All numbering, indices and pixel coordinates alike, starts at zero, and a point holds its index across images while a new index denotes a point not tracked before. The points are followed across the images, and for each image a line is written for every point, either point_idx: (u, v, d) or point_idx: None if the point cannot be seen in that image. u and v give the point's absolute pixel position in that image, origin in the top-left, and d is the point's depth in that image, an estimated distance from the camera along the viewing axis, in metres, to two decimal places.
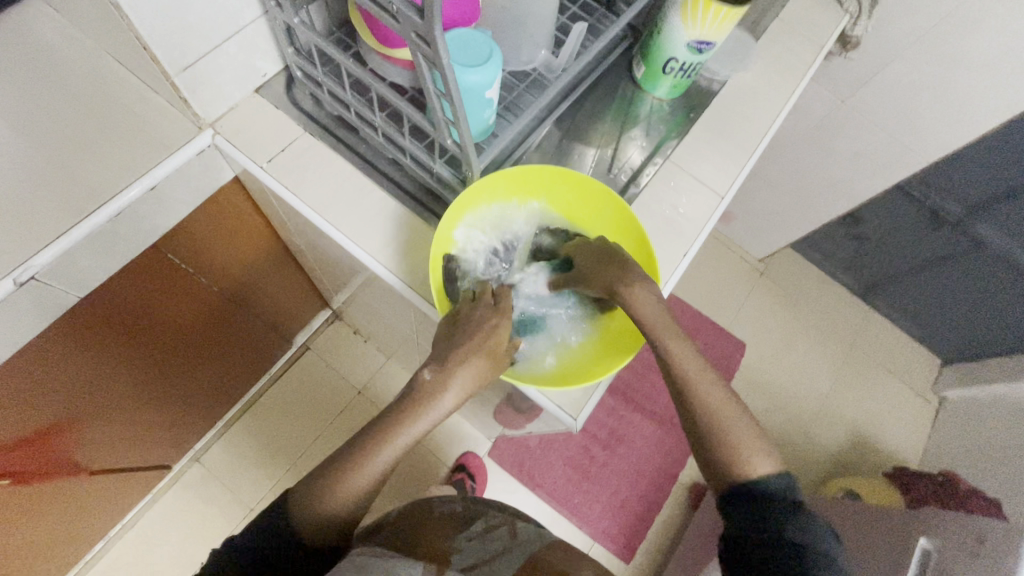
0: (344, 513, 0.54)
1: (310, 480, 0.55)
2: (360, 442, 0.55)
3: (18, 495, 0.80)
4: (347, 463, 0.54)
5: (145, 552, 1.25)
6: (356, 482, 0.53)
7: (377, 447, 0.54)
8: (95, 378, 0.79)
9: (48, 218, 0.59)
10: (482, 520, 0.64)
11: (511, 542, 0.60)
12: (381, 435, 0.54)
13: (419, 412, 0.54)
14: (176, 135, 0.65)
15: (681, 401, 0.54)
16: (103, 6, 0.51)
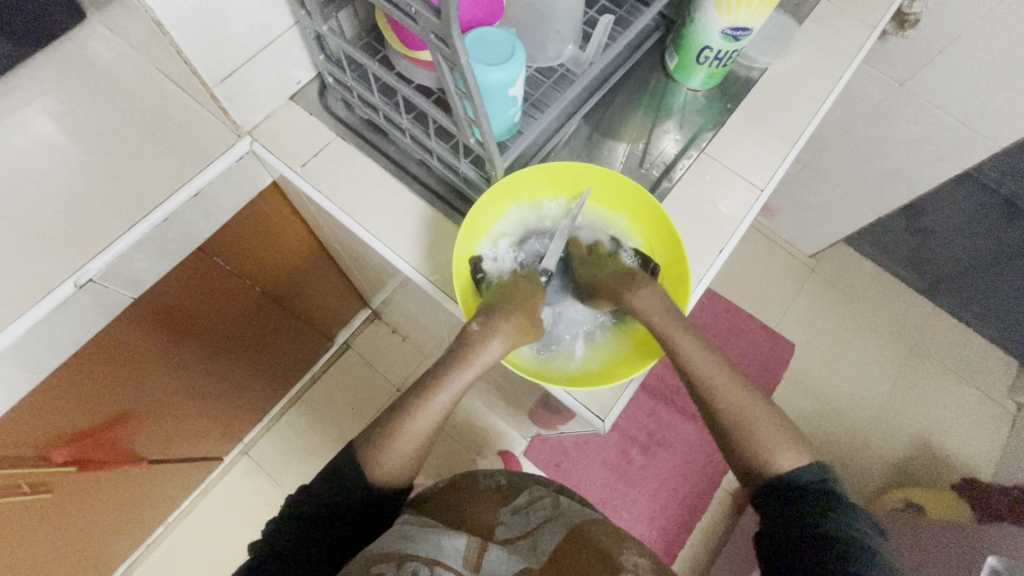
0: (403, 462, 0.55)
1: (364, 436, 0.56)
2: (417, 391, 0.57)
3: (83, 481, 0.86)
4: (408, 406, 0.56)
5: (200, 538, 1.32)
6: (415, 424, 0.55)
7: (429, 399, 0.56)
8: (150, 372, 0.85)
9: (102, 224, 0.63)
10: (526, 492, 0.60)
11: (556, 517, 0.57)
12: (429, 389, 0.57)
13: (470, 363, 0.57)
14: (217, 143, 0.68)
15: (693, 384, 0.57)
16: (147, 25, 0.54)
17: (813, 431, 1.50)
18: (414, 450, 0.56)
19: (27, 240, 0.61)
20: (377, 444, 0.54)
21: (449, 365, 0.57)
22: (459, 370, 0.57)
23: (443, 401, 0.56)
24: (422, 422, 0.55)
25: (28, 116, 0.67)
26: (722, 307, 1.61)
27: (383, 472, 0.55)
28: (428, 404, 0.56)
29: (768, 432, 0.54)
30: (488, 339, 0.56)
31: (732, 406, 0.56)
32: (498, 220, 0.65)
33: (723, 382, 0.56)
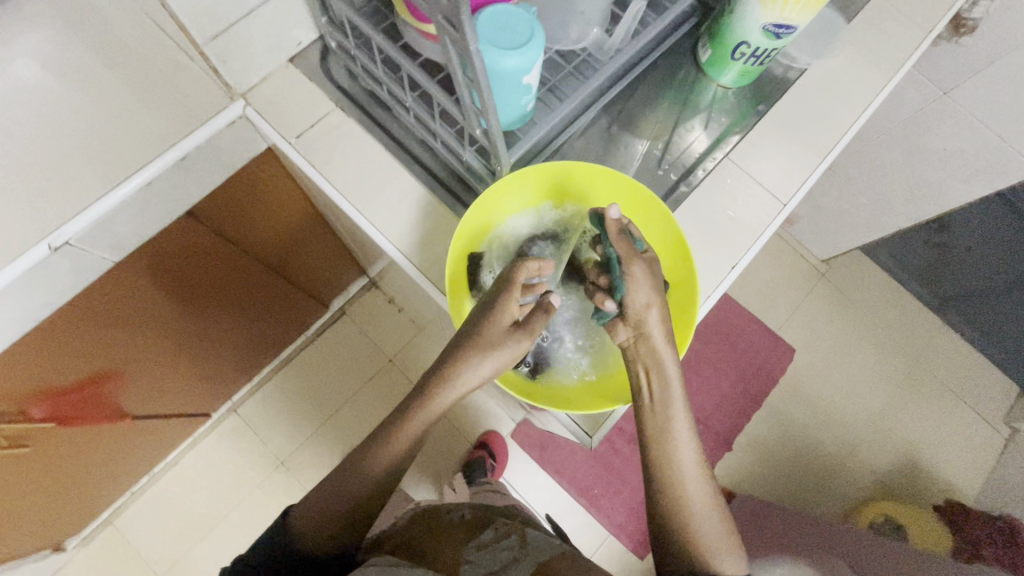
0: (349, 514, 0.56)
1: (316, 488, 0.58)
2: (369, 445, 0.57)
3: (67, 435, 0.87)
4: (360, 461, 0.57)
5: (185, 489, 1.34)
6: (365, 477, 0.56)
7: (378, 444, 0.57)
8: (134, 334, 0.83)
9: (83, 183, 0.59)
10: (491, 531, 0.61)
11: (522, 555, 0.56)
12: (381, 442, 0.56)
13: (419, 407, 0.56)
14: (207, 103, 0.64)
15: (645, 429, 0.52)
16: None
17: (802, 436, 1.50)
18: (364, 497, 0.56)
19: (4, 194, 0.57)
20: (327, 492, 0.56)
21: (398, 417, 0.57)
22: (409, 423, 0.56)
23: (392, 451, 0.56)
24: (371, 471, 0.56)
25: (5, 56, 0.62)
26: (726, 306, 1.58)
27: (331, 518, 0.55)
28: (379, 455, 0.56)
29: (701, 489, 0.51)
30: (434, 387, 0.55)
31: (682, 460, 0.51)
32: (511, 208, 0.60)
33: (682, 433, 0.52)
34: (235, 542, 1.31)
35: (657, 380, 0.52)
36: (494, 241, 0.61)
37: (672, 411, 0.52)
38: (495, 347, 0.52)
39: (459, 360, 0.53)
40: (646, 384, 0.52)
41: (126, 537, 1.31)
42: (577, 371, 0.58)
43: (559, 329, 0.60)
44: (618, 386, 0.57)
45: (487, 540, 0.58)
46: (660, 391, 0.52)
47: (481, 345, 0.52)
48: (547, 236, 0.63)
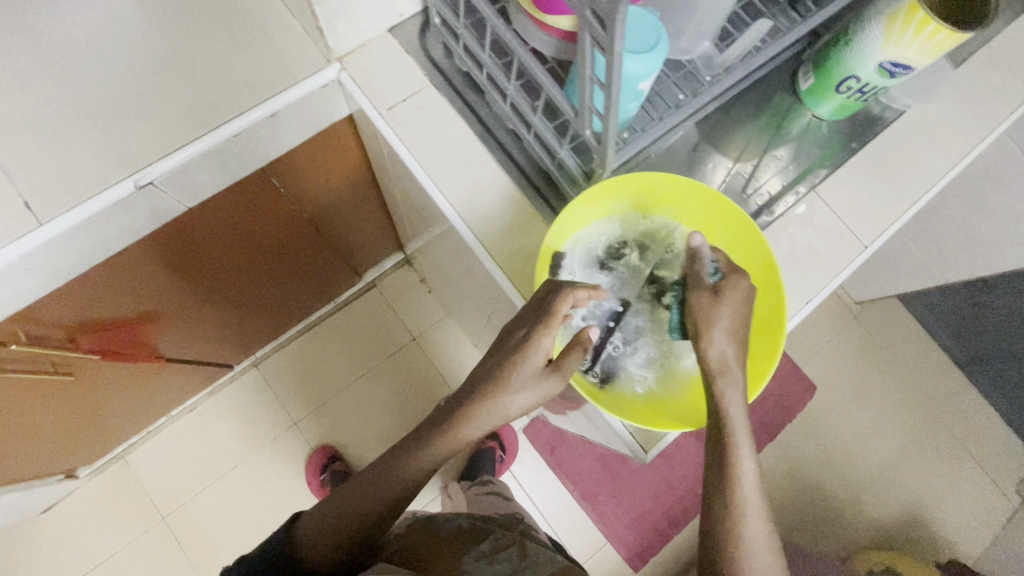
0: (356, 532, 0.56)
1: (323, 502, 0.59)
2: (381, 467, 0.58)
3: (106, 368, 0.88)
4: (372, 482, 0.57)
5: (199, 435, 1.36)
6: (378, 498, 0.56)
7: (390, 467, 0.57)
8: (186, 279, 0.83)
9: (175, 127, 0.59)
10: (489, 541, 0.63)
11: (522, 569, 0.58)
12: (396, 466, 0.57)
13: (440, 439, 0.55)
14: (303, 63, 0.63)
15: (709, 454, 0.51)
16: None
17: (810, 476, 1.49)
18: (373, 516, 0.56)
19: (99, 128, 0.58)
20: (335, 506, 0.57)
21: (414, 442, 0.57)
22: (426, 452, 0.56)
23: (408, 478, 0.56)
24: (384, 489, 0.57)
25: None
26: None
27: (337, 534, 0.56)
28: (393, 479, 0.56)
29: (760, 530, 0.49)
30: (458, 422, 0.55)
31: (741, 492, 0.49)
32: (606, 209, 0.59)
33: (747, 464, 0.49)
34: (239, 494, 1.34)
35: (729, 412, 0.49)
36: (583, 238, 0.60)
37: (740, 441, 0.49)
38: (527, 388, 0.53)
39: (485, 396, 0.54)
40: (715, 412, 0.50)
41: (135, 474, 1.33)
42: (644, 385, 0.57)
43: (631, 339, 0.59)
44: (684, 409, 0.55)
45: (486, 551, 0.60)
46: (727, 420, 0.49)
47: (514, 377, 0.53)
48: (635, 245, 0.61)
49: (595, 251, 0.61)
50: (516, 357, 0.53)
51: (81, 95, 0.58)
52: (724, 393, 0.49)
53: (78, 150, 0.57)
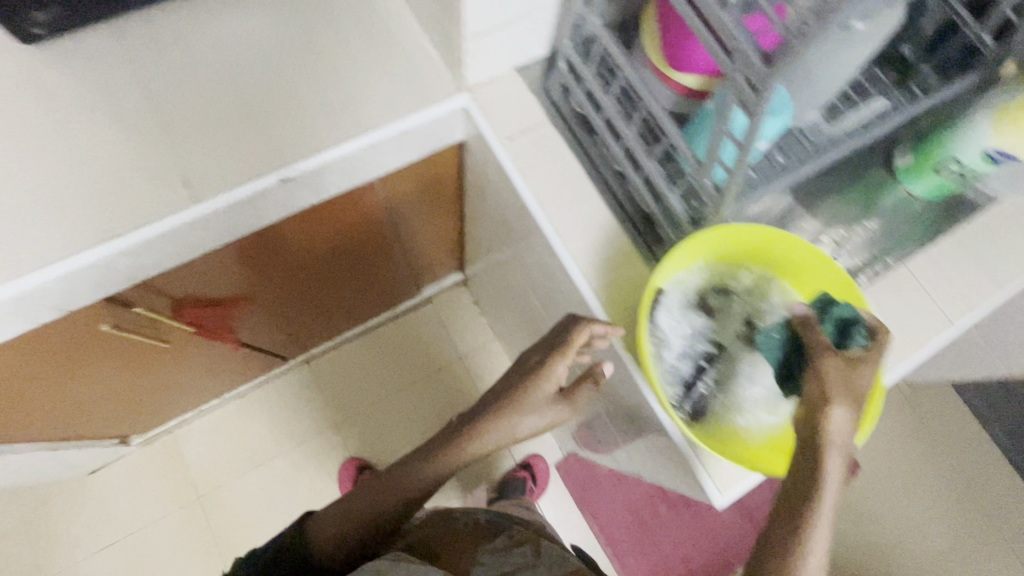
0: (367, 527, 0.60)
1: (334, 502, 0.63)
2: (395, 472, 0.64)
3: (194, 341, 0.94)
4: (385, 483, 0.62)
5: (245, 421, 1.41)
6: (391, 498, 0.61)
7: (406, 471, 0.63)
8: (283, 270, 0.89)
9: (320, 133, 0.65)
10: (505, 536, 0.64)
11: (534, 564, 0.59)
12: (409, 469, 0.63)
13: (455, 448, 0.63)
14: (437, 89, 0.68)
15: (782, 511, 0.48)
16: None
17: (845, 557, 1.44)
18: (383, 515, 0.61)
19: (255, 125, 0.64)
20: (347, 504, 0.62)
21: (429, 449, 0.64)
22: (439, 459, 0.63)
23: (423, 480, 0.62)
24: (398, 490, 0.62)
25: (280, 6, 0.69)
26: None
27: (348, 529, 0.60)
28: (408, 482, 0.62)
29: None
30: (470, 433, 0.64)
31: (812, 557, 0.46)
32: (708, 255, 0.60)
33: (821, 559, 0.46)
34: (275, 484, 1.37)
35: (826, 475, 0.47)
36: (681, 280, 0.61)
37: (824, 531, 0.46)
38: (536, 411, 0.64)
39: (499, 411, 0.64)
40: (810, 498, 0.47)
41: (181, 449, 1.38)
42: (734, 428, 0.57)
43: (720, 382, 0.60)
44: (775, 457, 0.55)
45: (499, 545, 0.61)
46: (818, 498, 0.47)
47: (527, 400, 0.64)
48: (727, 291, 0.62)
49: (690, 294, 0.61)
50: (531, 382, 0.64)
51: (243, 94, 0.65)
52: (830, 459, 0.47)
53: (236, 143, 0.64)
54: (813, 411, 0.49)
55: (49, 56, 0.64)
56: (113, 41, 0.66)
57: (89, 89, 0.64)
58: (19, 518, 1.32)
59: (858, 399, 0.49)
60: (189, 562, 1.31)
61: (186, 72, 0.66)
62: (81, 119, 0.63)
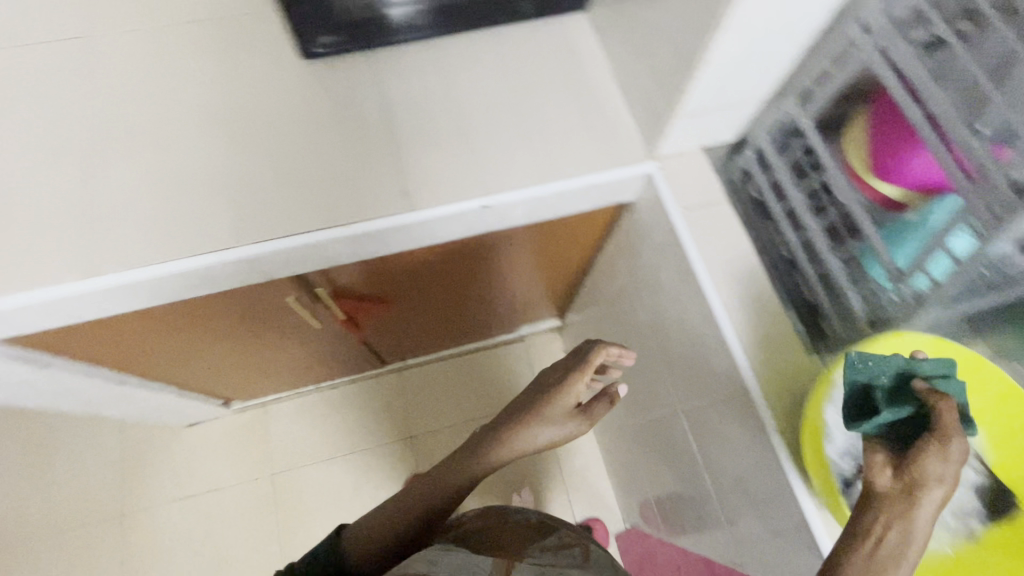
0: (398, 534, 0.61)
1: (368, 512, 0.64)
2: (422, 483, 0.65)
3: (332, 329, 1.03)
4: (415, 492, 0.64)
5: (329, 413, 1.49)
6: (420, 505, 0.63)
7: (434, 479, 0.64)
8: (429, 286, 0.97)
9: (520, 175, 0.73)
10: (556, 536, 0.59)
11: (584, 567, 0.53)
12: (435, 478, 0.64)
13: (478, 454, 0.64)
14: (629, 155, 0.75)
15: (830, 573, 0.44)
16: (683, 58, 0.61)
17: None
18: (412, 522, 0.62)
19: (468, 159, 0.73)
20: (379, 513, 0.63)
21: (453, 458, 0.66)
22: (463, 464, 0.64)
23: (449, 486, 0.63)
24: (430, 496, 0.63)
25: (505, 59, 0.79)
26: None
27: (381, 538, 0.61)
28: (437, 488, 0.64)
29: None
30: (493, 439, 0.65)
31: None
32: None
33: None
34: (341, 480, 1.43)
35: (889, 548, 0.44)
36: None
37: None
38: (557, 422, 0.65)
39: (517, 421, 0.65)
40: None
41: (268, 426, 1.47)
42: None
43: None
44: None
45: (549, 543, 0.57)
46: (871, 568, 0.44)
47: (546, 411, 0.65)
48: None
49: None
50: (552, 393, 0.66)
51: (464, 130, 0.75)
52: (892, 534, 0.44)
53: (447, 171, 0.73)
54: (908, 486, 0.45)
55: (317, 68, 0.76)
56: (364, 62, 0.77)
57: (342, 102, 0.75)
58: (118, 451, 1.44)
59: (944, 482, 0.45)
60: (250, 532, 1.39)
61: (421, 102, 0.76)
62: (332, 125, 0.73)
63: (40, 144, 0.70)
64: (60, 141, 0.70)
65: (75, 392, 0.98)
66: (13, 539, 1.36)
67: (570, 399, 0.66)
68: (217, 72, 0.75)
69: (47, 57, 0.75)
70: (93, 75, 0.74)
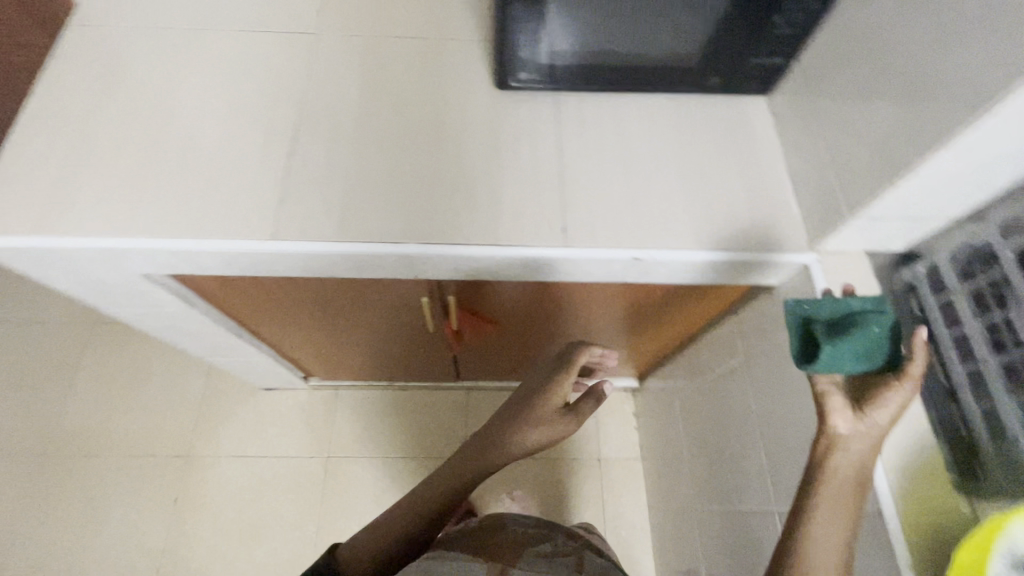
0: (395, 543, 0.66)
1: (360, 530, 0.69)
2: (418, 495, 0.70)
3: (437, 338, 1.07)
4: (411, 502, 0.69)
5: (394, 412, 1.52)
6: (417, 515, 0.68)
7: (429, 492, 0.70)
8: (542, 320, 0.99)
9: (679, 238, 0.74)
10: (550, 544, 0.64)
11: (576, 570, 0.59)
12: (431, 489, 0.70)
13: (477, 461, 0.69)
14: (790, 243, 0.74)
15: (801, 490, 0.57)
16: (888, 164, 0.60)
17: None
18: (407, 532, 0.67)
19: (630, 211, 0.75)
20: (374, 529, 0.68)
21: (449, 468, 0.71)
22: (461, 471, 0.70)
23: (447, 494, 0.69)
24: (425, 506, 0.69)
25: (680, 127, 0.82)
26: None
27: (382, 545, 0.66)
28: (434, 496, 0.69)
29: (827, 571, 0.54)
30: (491, 446, 0.70)
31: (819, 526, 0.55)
32: None
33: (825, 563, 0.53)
34: (391, 481, 1.44)
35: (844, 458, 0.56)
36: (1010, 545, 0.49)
37: (821, 528, 0.54)
38: (547, 422, 0.69)
39: (511, 425, 0.70)
40: (813, 500, 0.56)
41: (336, 409, 1.52)
42: None
43: None
44: None
45: (544, 549, 0.62)
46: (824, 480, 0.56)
47: (537, 414, 0.70)
48: None
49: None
50: (542, 394, 0.71)
51: (630, 183, 0.77)
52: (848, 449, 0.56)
53: (608, 218, 0.75)
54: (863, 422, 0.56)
55: (507, 101, 0.82)
56: (548, 104, 0.82)
57: (523, 135, 0.80)
58: (199, 396, 1.52)
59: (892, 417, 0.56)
60: (295, 507, 1.42)
61: (594, 150, 0.80)
62: (509, 154, 0.79)
63: (260, 115, 0.79)
64: (277, 116, 0.78)
65: (199, 336, 1.05)
66: (90, 453, 1.45)
67: (558, 397, 0.71)
68: (420, 86, 0.83)
69: (279, 42, 0.85)
70: (315, 66, 0.83)
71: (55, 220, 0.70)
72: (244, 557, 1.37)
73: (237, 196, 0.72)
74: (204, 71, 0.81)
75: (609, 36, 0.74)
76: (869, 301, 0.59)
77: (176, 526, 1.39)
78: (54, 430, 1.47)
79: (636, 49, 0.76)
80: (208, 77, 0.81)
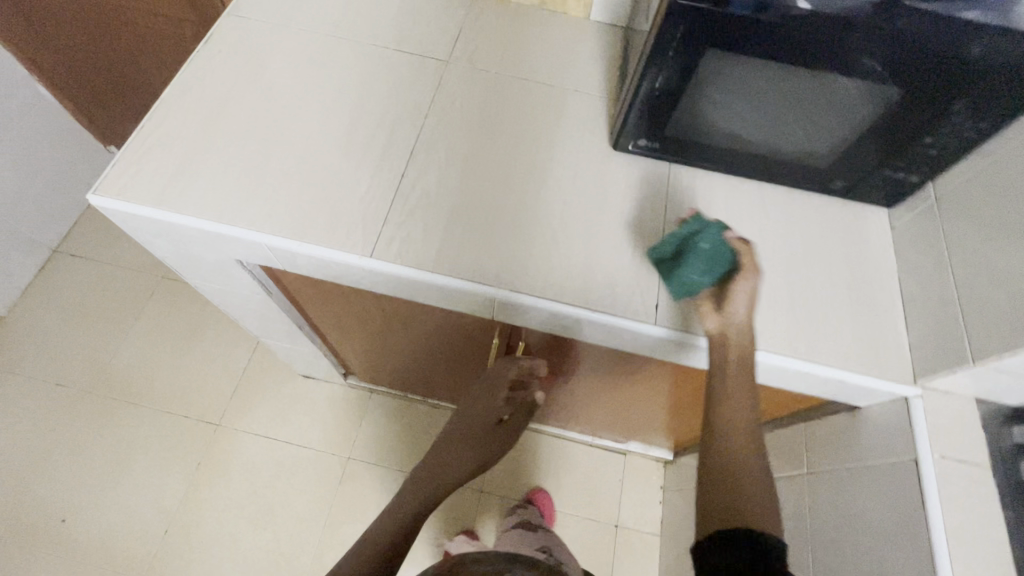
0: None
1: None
2: (379, 526, 0.74)
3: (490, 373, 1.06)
4: (374, 533, 0.73)
5: (422, 427, 1.52)
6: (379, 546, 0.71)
7: (388, 525, 0.74)
8: (602, 381, 0.97)
9: (773, 338, 0.71)
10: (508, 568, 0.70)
11: None
12: (391, 518, 0.75)
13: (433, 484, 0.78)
14: (893, 369, 0.70)
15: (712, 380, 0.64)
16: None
17: None
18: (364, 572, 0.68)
19: None
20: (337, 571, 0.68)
21: (408, 492, 0.77)
22: (420, 494, 0.77)
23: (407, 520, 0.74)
24: (381, 537, 0.72)
25: (790, 221, 0.79)
26: None
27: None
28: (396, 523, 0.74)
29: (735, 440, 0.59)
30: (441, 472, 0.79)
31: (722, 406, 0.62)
32: None
33: (733, 424, 0.60)
34: None
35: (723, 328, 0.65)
36: None
37: (725, 403, 0.62)
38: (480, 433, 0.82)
39: (456, 447, 0.82)
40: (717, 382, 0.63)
41: (366, 411, 1.53)
42: None
43: None
44: None
45: None
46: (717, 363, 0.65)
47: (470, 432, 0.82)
48: None
49: None
50: (473, 408, 0.83)
51: None
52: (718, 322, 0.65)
53: None
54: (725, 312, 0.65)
55: (619, 162, 0.82)
56: (659, 172, 0.81)
57: (627, 200, 0.79)
58: (241, 369, 1.56)
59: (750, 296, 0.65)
60: (306, 499, 1.42)
61: None
62: (611, 217, 0.78)
63: (378, 131, 0.81)
64: (396, 135, 0.81)
65: (264, 320, 1.08)
66: (130, 400, 1.50)
67: (504, 410, 0.84)
68: (535, 132, 0.84)
69: (408, 64, 0.88)
70: (438, 94, 0.85)
71: (175, 197, 0.72)
72: (249, 537, 1.38)
73: (345, 208, 0.74)
74: (335, 80, 0.85)
75: (740, 123, 0.73)
76: (687, 228, 0.69)
77: (193, 489, 1.41)
78: (105, 369, 1.53)
79: (766, 140, 0.74)
80: (337, 86, 0.84)
